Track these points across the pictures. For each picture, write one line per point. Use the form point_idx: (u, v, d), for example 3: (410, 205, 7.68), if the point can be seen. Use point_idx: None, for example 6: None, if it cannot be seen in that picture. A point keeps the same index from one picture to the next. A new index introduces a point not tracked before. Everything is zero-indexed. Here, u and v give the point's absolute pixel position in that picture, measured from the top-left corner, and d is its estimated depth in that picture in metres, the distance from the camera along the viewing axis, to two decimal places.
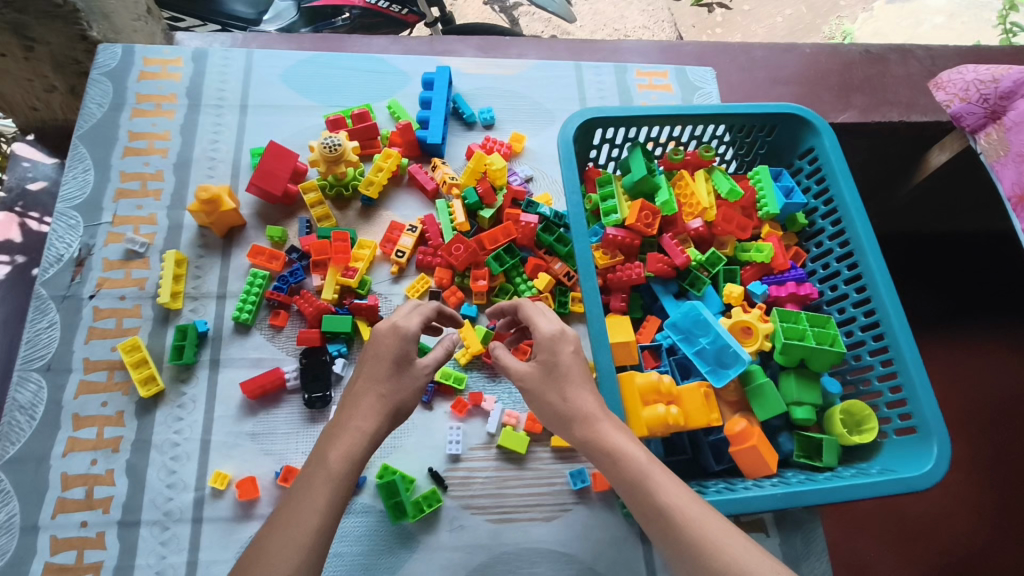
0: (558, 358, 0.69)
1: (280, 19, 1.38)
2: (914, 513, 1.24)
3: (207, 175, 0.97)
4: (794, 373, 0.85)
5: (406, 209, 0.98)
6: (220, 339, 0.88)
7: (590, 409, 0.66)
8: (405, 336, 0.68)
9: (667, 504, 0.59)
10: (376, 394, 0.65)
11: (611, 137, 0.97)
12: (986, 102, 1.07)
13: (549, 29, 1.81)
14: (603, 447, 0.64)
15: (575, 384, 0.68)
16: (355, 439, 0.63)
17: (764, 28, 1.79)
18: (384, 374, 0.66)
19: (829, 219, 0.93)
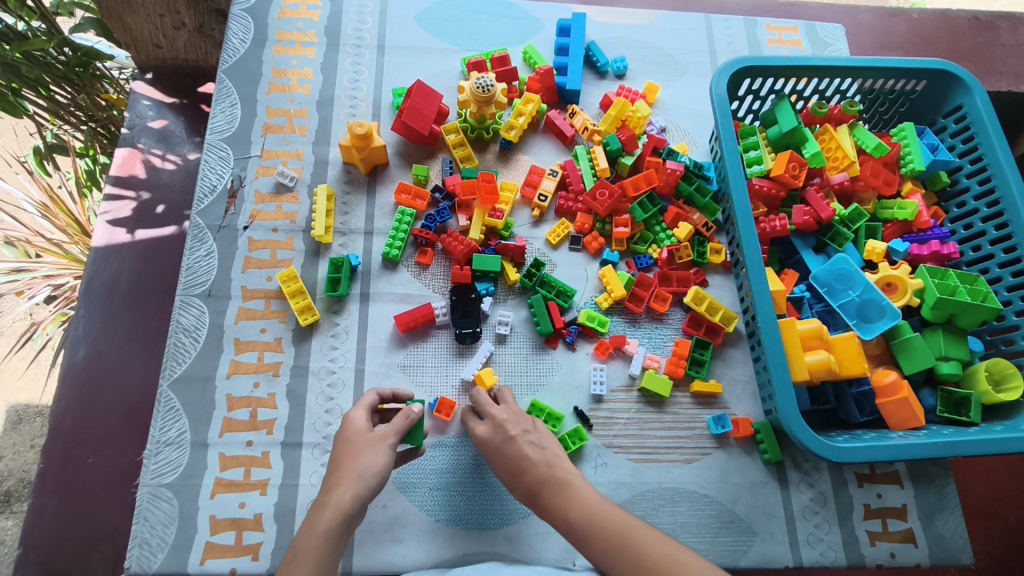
0: (512, 433, 0.73)
1: None
2: (979, 491, 1.19)
3: (349, 113, 0.99)
4: (942, 330, 0.85)
5: (543, 154, 0.99)
6: (369, 274, 0.90)
7: (542, 475, 0.71)
8: (358, 421, 0.72)
9: (611, 538, 0.65)
10: (353, 473, 0.68)
11: (756, 88, 0.97)
12: None
13: None
14: (558, 503, 0.69)
15: (530, 452, 0.72)
16: (324, 512, 0.65)
17: None
18: (354, 450, 0.69)
19: (976, 177, 0.93)
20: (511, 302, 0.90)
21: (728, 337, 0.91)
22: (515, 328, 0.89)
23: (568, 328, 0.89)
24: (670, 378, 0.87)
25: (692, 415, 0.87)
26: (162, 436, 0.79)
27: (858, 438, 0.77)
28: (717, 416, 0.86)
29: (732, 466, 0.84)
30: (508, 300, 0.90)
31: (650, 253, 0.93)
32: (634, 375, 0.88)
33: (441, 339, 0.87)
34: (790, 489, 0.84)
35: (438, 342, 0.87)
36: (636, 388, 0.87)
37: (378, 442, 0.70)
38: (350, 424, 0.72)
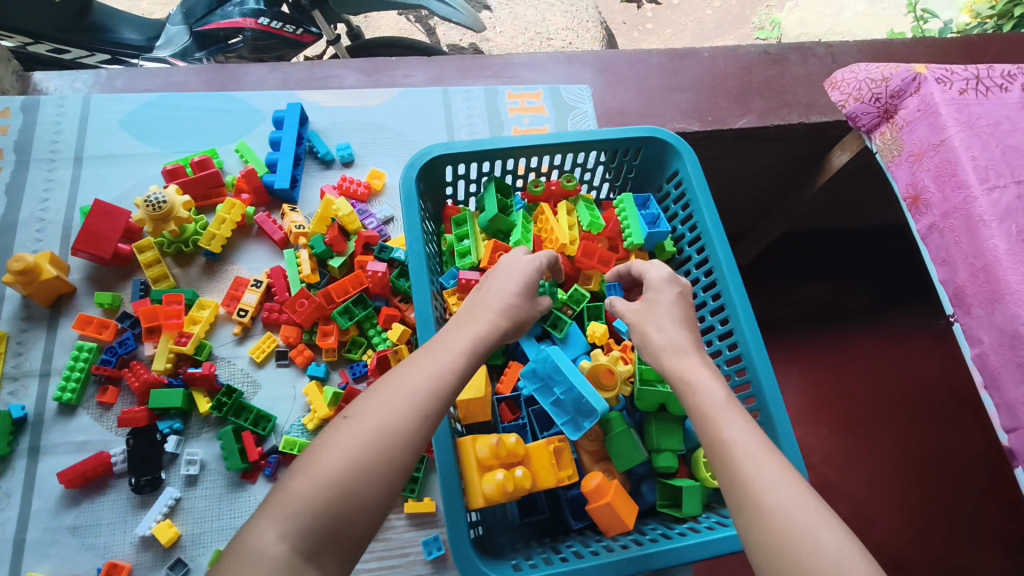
0: (661, 299, 0.71)
1: (173, 44, 1.52)
2: (845, 515, 1.29)
3: (35, 238, 0.91)
4: (654, 419, 0.80)
5: (254, 261, 0.93)
6: (41, 423, 0.81)
7: (681, 342, 0.66)
8: (532, 267, 0.71)
9: (731, 438, 0.55)
10: (493, 319, 0.64)
11: (465, 172, 0.92)
12: (878, 101, 1.07)
13: (466, 38, 2.03)
14: (685, 380, 0.62)
15: (671, 321, 0.68)
16: (466, 335, 0.61)
17: (694, 21, 2.08)
18: (515, 296, 0.67)
19: (694, 246, 0.89)
20: (205, 437, 0.82)
21: None
22: (208, 465, 0.81)
23: (267, 459, 0.81)
24: None
25: (406, 540, 0.80)
26: None
27: (549, 561, 0.69)
28: (430, 539, 0.79)
29: None
30: (200, 435, 0.82)
31: (363, 360, 0.86)
32: None
33: (120, 491, 0.78)
34: None
35: (118, 493, 0.78)
36: None
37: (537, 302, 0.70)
38: (520, 265, 0.71)
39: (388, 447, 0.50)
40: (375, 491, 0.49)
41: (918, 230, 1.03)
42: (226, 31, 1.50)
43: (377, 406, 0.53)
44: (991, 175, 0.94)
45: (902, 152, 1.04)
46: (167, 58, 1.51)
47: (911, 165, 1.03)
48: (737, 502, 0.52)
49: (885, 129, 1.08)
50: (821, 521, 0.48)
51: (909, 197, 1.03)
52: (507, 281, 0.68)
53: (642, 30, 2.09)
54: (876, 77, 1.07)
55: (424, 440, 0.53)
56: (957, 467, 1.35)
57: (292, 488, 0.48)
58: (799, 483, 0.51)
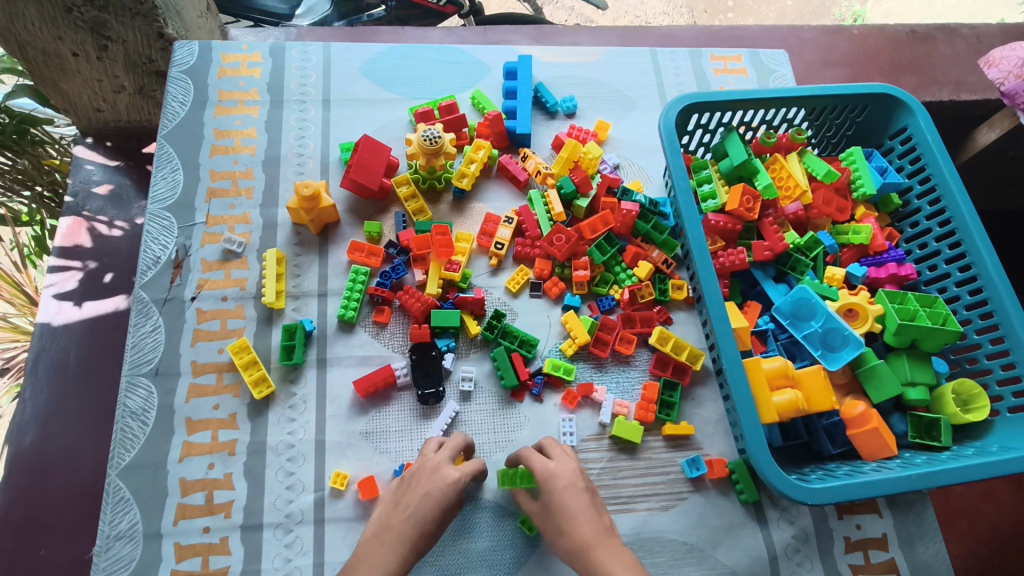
0: (557, 492, 0.69)
1: (312, 13, 1.60)
2: (958, 490, 1.33)
3: (297, 171, 0.96)
4: (905, 355, 0.85)
5: (497, 200, 0.98)
6: (325, 337, 0.87)
7: (584, 539, 0.65)
8: (428, 470, 0.72)
9: None
10: (387, 556, 0.67)
11: (704, 122, 0.97)
12: None
13: (573, 18, 2.03)
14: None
15: (575, 515, 0.67)
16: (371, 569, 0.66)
17: (774, 13, 1.90)
18: (393, 521, 0.69)
19: (926, 198, 0.94)
20: (473, 356, 0.88)
21: (696, 376, 0.90)
22: (479, 382, 0.87)
23: (534, 379, 0.86)
24: (641, 424, 0.85)
25: (666, 459, 0.85)
26: (112, 530, 0.75)
27: (833, 475, 0.76)
28: (691, 459, 0.84)
29: (709, 510, 0.82)
30: (470, 354, 0.88)
31: (612, 295, 0.92)
32: (605, 423, 0.86)
33: (404, 401, 0.84)
34: (770, 528, 0.82)
35: (402, 404, 0.84)
36: (607, 436, 0.85)
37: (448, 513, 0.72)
38: (411, 472, 0.73)
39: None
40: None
41: None
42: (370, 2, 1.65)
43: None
44: None
45: None
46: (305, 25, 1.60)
47: None
48: None
49: None
50: None
51: None
52: (419, 508, 0.69)
53: (723, 19, 1.97)
54: None
55: None
56: None
57: None
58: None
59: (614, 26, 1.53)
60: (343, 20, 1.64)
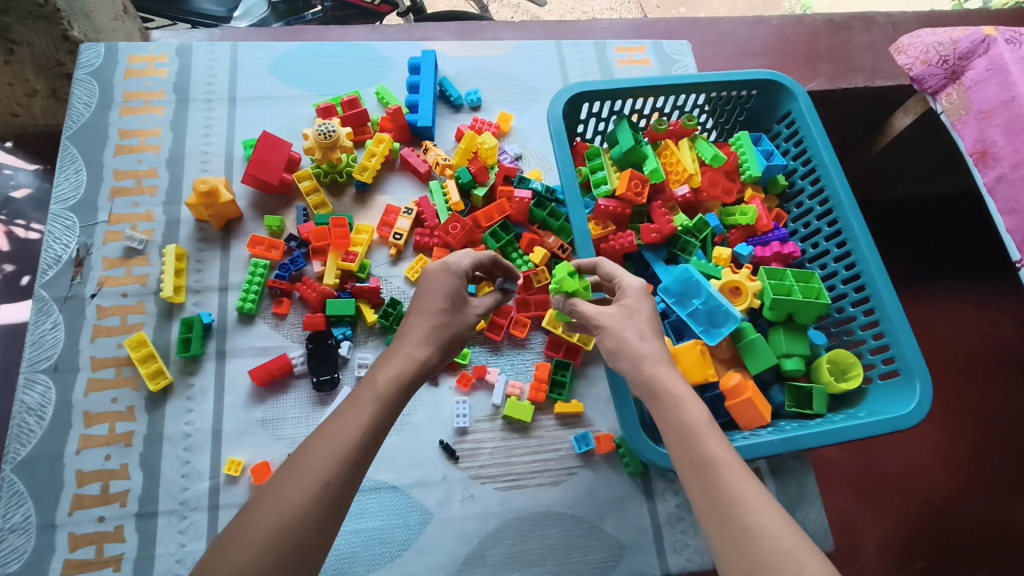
0: (639, 307, 0.71)
1: (249, 15, 1.64)
2: (883, 470, 1.37)
3: (202, 169, 0.98)
4: (783, 329, 0.89)
5: (400, 192, 1.00)
6: (225, 330, 0.89)
7: (650, 354, 0.67)
8: (454, 275, 0.71)
9: (714, 456, 0.58)
10: (410, 351, 0.66)
11: (597, 111, 1.00)
12: (946, 63, 1.18)
13: (519, 14, 2.09)
14: (669, 393, 0.64)
15: (650, 331, 0.70)
16: (409, 363, 0.64)
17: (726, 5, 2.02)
18: (437, 317, 0.68)
19: (808, 178, 0.98)
20: (371, 344, 0.90)
21: (588, 356, 0.94)
22: None
23: None
24: (533, 403, 0.88)
25: (557, 437, 0.88)
26: (6, 522, 0.77)
27: None
28: (580, 435, 0.87)
29: (598, 483, 0.86)
30: (368, 342, 0.90)
31: None
32: (497, 404, 0.89)
33: (301, 389, 0.87)
34: (656, 499, 0.86)
35: (299, 392, 0.87)
36: (500, 416, 0.89)
37: (471, 311, 0.72)
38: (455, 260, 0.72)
39: (320, 504, 0.53)
40: (299, 556, 0.51)
41: (982, 181, 1.14)
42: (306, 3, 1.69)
43: (302, 465, 0.55)
44: None
45: (969, 111, 1.15)
46: (244, 27, 1.63)
47: (978, 123, 1.13)
48: (718, 522, 0.55)
49: (951, 90, 1.19)
50: (803, 549, 0.52)
51: (975, 152, 1.14)
52: (425, 297, 0.69)
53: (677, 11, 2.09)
54: (945, 40, 1.17)
55: (341, 494, 0.55)
56: (1007, 420, 1.44)
57: (246, 532, 0.51)
58: (771, 504, 0.54)
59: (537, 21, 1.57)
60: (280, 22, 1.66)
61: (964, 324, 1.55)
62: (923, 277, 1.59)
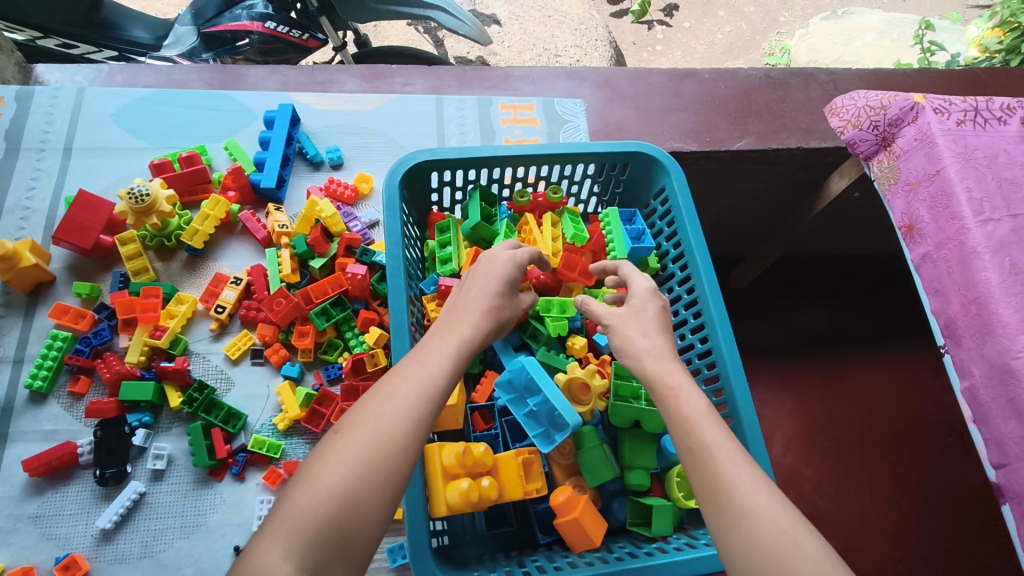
0: (646, 307, 0.67)
1: (180, 44, 1.49)
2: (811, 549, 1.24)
3: (18, 225, 0.91)
4: (626, 435, 0.79)
5: (236, 259, 0.93)
6: (11, 410, 0.80)
7: (656, 346, 0.63)
8: (509, 263, 0.68)
9: (712, 442, 0.54)
10: (464, 330, 0.61)
11: (451, 179, 0.91)
12: (876, 129, 1.02)
13: (474, 51, 2.04)
14: (667, 384, 0.59)
15: (656, 327, 0.65)
16: (468, 332, 0.61)
17: (704, 45, 2.09)
18: (489, 303, 0.64)
19: (677, 263, 0.89)
20: (174, 431, 0.82)
21: None
22: (176, 460, 0.80)
23: (235, 457, 0.80)
24: None
25: None
26: None
27: (514, 572, 0.69)
28: (395, 547, 0.77)
29: None
30: (170, 429, 0.81)
31: (339, 362, 0.86)
32: None
33: (84, 481, 0.78)
34: None
35: (82, 484, 0.78)
36: None
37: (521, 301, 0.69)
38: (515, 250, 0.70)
39: (401, 455, 0.50)
40: (375, 502, 0.48)
41: (912, 258, 0.98)
42: (234, 33, 1.48)
43: (367, 419, 0.52)
44: (985, 208, 0.91)
45: (898, 181, 1.00)
46: (173, 57, 1.49)
47: (907, 195, 0.98)
48: (715, 506, 0.51)
49: (883, 157, 1.03)
50: (803, 531, 0.48)
51: (904, 226, 0.99)
52: (485, 279, 0.66)
53: (651, 51, 2.11)
54: (875, 105, 1.02)
55: (417, 449, 0.52)
56: (944, 506, 1.33)
57: (295, 500, 0.47)
58: (774, 491, 0.50)
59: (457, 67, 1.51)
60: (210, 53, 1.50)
61: (899, 401, 1.45)
62: (863, 348, 1.52)
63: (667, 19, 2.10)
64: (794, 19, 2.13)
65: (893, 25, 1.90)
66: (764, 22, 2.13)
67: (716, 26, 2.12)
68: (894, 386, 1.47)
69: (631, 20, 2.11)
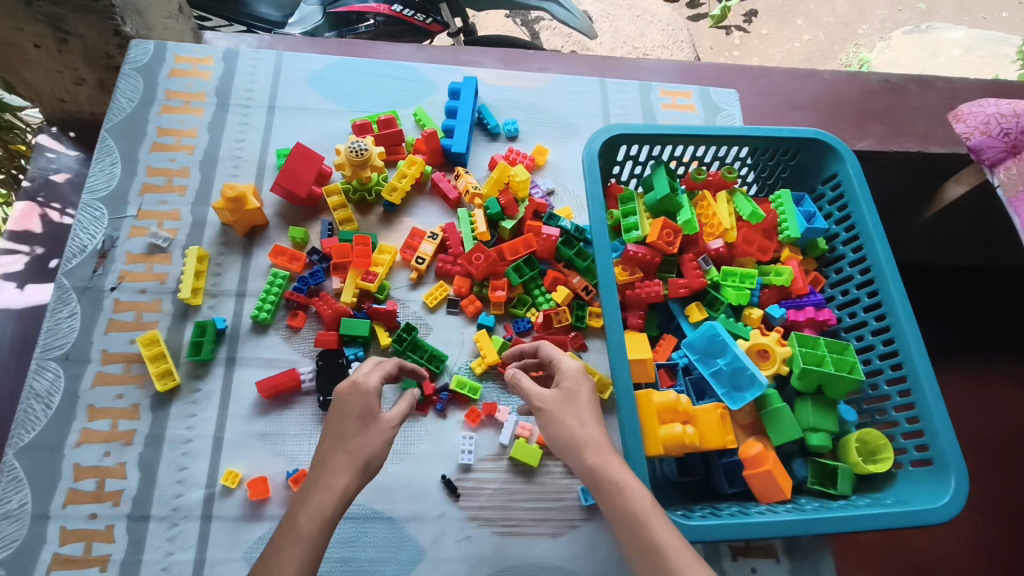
0: (578, 392, 0.69)
1: (305, 22, 1.55)
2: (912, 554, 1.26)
3: (232, 173, 0.98)
4: (811, 400, 0.85)
5: (427, 216, 0.99)
6: (237, 337, 0.88)
7: (595, 438, 0.65)
8: (369, 393, 0.66)
9: (662, 542, 0.57)
10: (341, 484, 0.60)
11: (635, 154, 0.97)
12: (1007, 136, 1.05)
13: (569, 45, 2.03)
14: (614, 479, 0.62)
15: (588, 419, 0.67)
16: (327, 497, 0.59)
17: (780, 53, 1.92)
18: (355, 442, 0.62)
19: (850, 245, 0.94)
20: None
21: (603, 404, 0.91)
22: (384, 394, 0.87)
23: (439, 395, 0.87)
24: (541, 448, 0.86)
25: (563, 485, 0.85)
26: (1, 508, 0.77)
27: (717, 514, 0.76)
28: (588, 487, 0.85)
29: (600, 540, 0.83)
30: None
31: (528, 317, 0.92)
32: (504, 444, 0.86)
33: (305, 406, 0.85)
34: None
35: (303, 409, 0.85)
36: (506, 457, 0.86)
37: (389, 425, 0.64)
38: (362, 387, 0.66)
39: None
40: None
41: None
42: (360, 15, 1.56)
43: None
44: None
45: None
46: (297, 35, 1.56)
47: None
48: None
49: (1010, 164, 1.06)
50: None
51: None
52: (343, 421, 0.63)
53: (727, 58, 1.95)
54: (1007, 112, 1.06)
55: None
56: None
57: None
58: None
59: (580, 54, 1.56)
60: (333, 32, 1.56)
61: None
62: (971, 354, 1.52)
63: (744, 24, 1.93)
64: (873, 30, 1.97)
65: (983, 39, 1.89)
66: (841, 33, 1.95)
67: (794, 34, 1.93)
68: (1013, 392, 1.45)
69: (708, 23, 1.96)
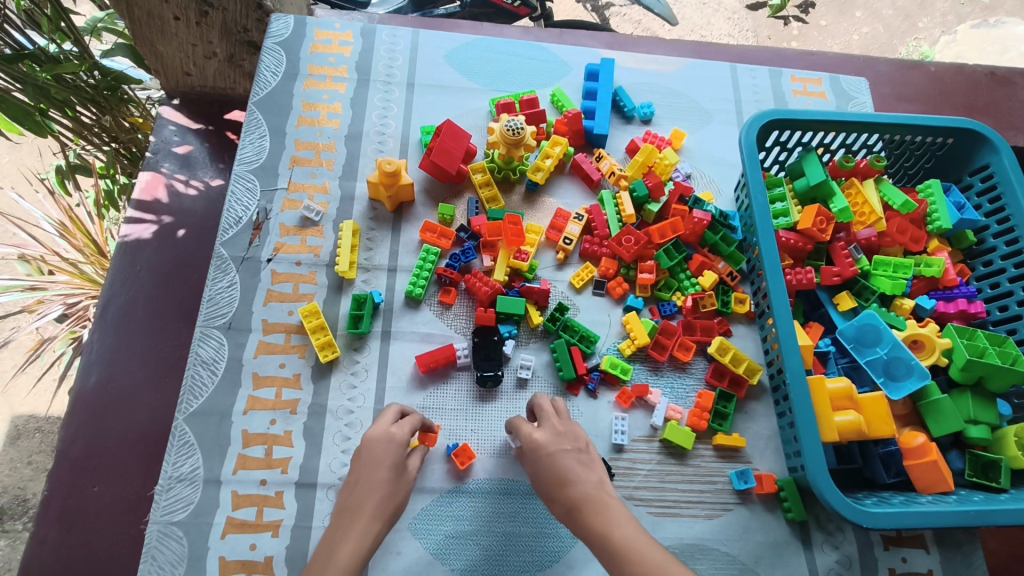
0: (563, 453, 0.69)
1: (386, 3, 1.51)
2: None
3: (377, 149, 0.99)
4: (970, 392, 0.84)
5: (568, 197, 0.99)
6: (391, 311, 0.89)
7: (587, 497, 0.65)
8: (402, 446, 0.71)
9: None
10: (365, 527, 0.64)
11: (784, 140, 0.97)
12: None
13: (638, 30, 1.93)
14: (610, 532, 0.61)
15: (583, 472, 0.67)
16: (353, 538, 0.63)
17: (840, 44, 1.82)
18: (386, 490, 0.67)
19: (1003, 238, 0.92)
20: (533, 346, 0.90)
21: (750, 390, 0.90)
22: (537, 371, 0.88)
23: (591, 374, 0.88)
24: (693, 430, 0.86)
25: (714, 469, 0.85)
26: (174, 472, 0.78)
27: (887, 502, 0.76)
28: (739, 471, 0.84)
29: (753, 524, 0.83)
30: (529, 343, 0.90)
31: (674, 301, 0.92)
32: (656, 425, 0.87)
33: (462, 381, 0.86)
34: (814, 550, 0.82)
35: (460, 383, 0.86)
36: (658, 439, 0.86)
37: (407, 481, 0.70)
38: (373, 431, 0.72)
39: None
40: None
41: None
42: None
43: None
44: None
45: None
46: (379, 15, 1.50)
47: None
48: None
49: None
50: None
51: None
52: (359, 473, 0.69)
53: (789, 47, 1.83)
54: None
55: None
56: None
57: None
58: None
59: (674, 41, 1.54)
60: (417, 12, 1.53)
61: None
62: None
63: (804, 14, 1.83)
64: (934, 24, 1.86)
65: None
66: (901, 25, 1.85)
67: (854, 25, 1.83)
68: None
69: (768, 11, 1.85)
